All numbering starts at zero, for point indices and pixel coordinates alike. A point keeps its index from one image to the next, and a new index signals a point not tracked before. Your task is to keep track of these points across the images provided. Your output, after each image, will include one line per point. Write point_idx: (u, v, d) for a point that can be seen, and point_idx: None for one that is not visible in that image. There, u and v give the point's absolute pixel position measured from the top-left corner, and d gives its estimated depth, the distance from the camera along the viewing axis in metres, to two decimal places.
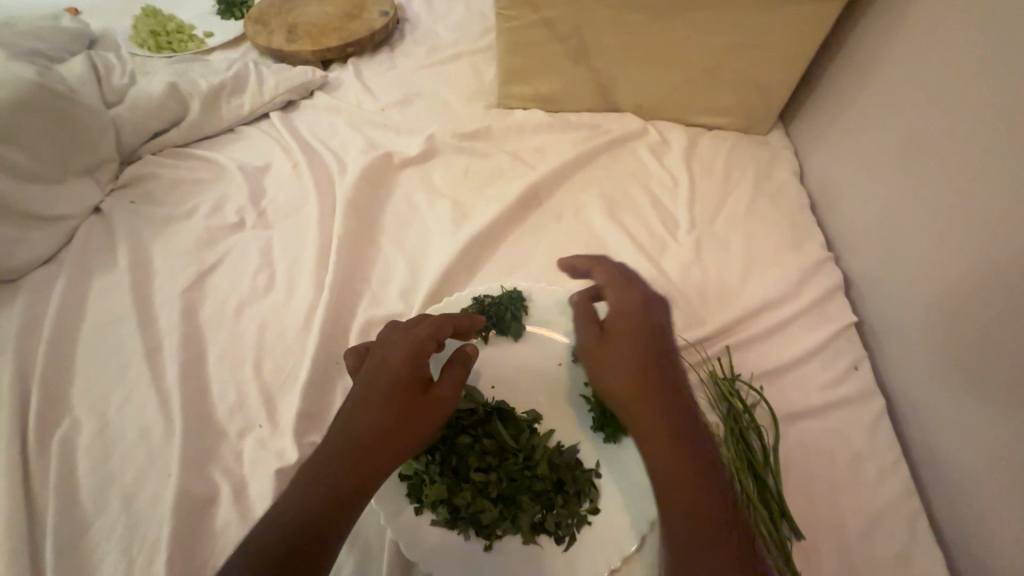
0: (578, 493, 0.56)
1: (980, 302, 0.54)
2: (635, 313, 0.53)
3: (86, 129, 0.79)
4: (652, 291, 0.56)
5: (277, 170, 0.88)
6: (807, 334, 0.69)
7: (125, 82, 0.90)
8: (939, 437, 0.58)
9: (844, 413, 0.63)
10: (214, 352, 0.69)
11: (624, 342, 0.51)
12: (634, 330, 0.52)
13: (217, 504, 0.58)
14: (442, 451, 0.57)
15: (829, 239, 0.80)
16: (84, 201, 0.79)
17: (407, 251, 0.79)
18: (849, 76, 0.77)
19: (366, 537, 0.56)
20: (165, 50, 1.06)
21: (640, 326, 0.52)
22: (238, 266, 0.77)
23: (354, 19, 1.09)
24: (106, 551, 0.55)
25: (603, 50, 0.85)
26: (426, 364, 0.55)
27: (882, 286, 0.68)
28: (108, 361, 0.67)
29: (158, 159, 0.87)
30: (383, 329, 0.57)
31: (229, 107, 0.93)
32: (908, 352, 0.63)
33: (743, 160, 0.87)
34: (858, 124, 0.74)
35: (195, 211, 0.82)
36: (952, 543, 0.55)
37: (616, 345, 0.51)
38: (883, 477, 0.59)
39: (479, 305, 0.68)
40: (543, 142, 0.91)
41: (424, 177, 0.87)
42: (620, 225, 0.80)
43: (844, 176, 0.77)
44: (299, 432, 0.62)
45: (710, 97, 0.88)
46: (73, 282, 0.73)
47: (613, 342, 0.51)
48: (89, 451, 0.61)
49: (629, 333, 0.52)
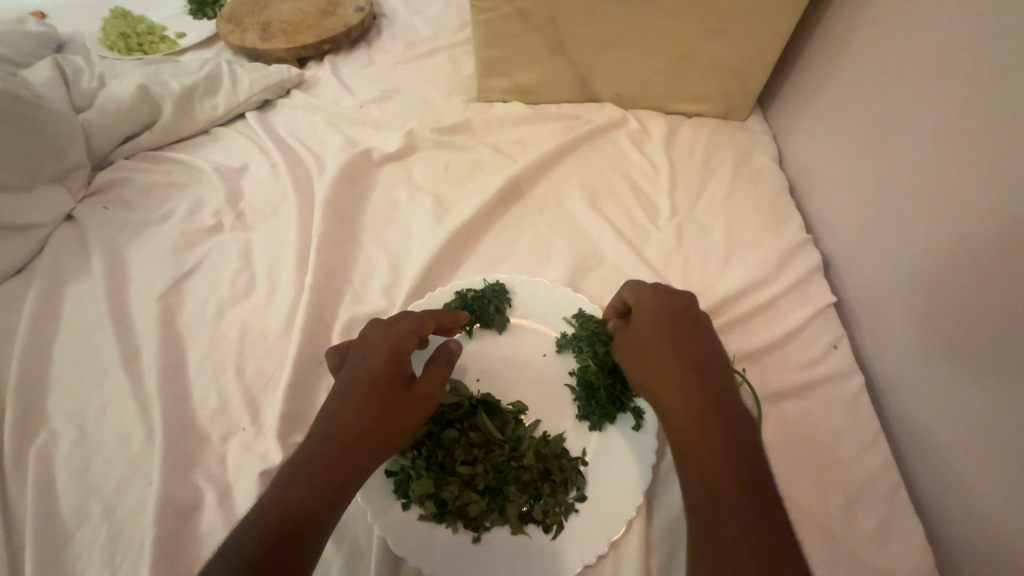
0: (565, 481, 0.56)
1: (954, 279, 0.55)
2: (653, 308, 0.56)
3: (55, 135, 0.77)
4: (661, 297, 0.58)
5: (255, 170, 0.86)
6: (788, 316, 0.70)
7: (93, 86, 0.88)
8: (917, 413, 0.59)
9: (825, 392, 0.63)
10: (195, 356, 0.68)
11: (647, 339, 0.54)
12: (653, 325, 0.55)
13: (201, 509, 0.57)
14: (428, 446, 0.57)
15: (808, 221, 0.81)
16: (55, 209, 0.77)
17: (389, 248, 0.78)
18: (824, 58, 0.77)
19: (353, 535, 0.55)
20: (136, 52, 1.04)
21: (661, 320, 0.55)
22: (216, 268, 0.76)
23: (329, 16, 1.08)
24: (89, 560, 0.54)
25: (580, 40, 0.84)
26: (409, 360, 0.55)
27: (859, 266, 0.69)
28: (86, 370, 0.66)
29: (131, 164, 0.85)
30: (365, 326, 0.57)
31: (204, 108, 0.92)
32: (886, 329, 0.64)
33: (722, 145, 0.88)
34: (833, 105, 0.75)
35: (171, 214, 0.81)
36: (932, 515, 0.56)
37: (639, 345, 0.55)
38: (864, 451, 0.59)
39: (461, 298, 0.68)
40: (524, 134, 0.91)
41: (405, 173, 0.86)
42: (602, 214, 0.80)
43: (821, 158, 0.78)
44: (284, 433, 0.61)
45: (687, 84, 0.88)
46: (46, 291, 0.71)
47: (639, 342, 0.55)
48: (69, 461, 0.60)
49: (652, 328, 0.55)
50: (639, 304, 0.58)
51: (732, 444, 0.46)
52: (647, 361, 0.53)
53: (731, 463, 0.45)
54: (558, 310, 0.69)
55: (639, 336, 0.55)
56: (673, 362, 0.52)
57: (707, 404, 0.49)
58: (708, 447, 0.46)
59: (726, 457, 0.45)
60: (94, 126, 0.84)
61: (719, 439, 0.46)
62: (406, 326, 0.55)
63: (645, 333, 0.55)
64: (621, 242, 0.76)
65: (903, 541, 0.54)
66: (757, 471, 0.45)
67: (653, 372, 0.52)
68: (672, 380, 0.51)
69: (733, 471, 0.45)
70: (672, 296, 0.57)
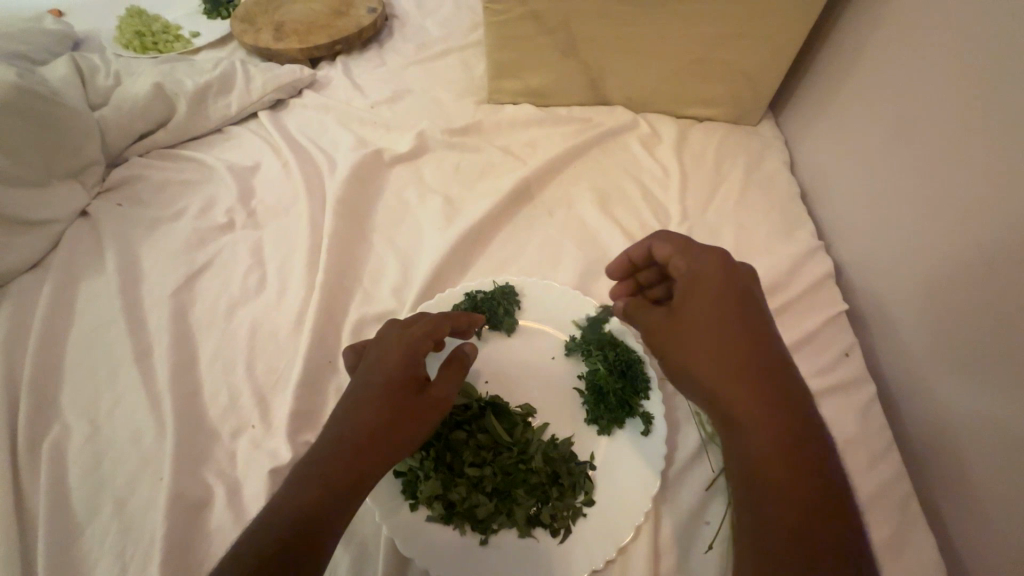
0: (572, 485, 0.56)
1: (968, 285, 0.54)
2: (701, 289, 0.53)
3: (71, 132, 0.78)
4: (714, 265, 0.54)
5: (267, 169, 0.87)
6: (799, 323, 0.69)
7: (109, 84, 0.89)
8: (930, 421, 0.59)
9: (835, 400, 0.63)
10: (206, 353, 0.68)
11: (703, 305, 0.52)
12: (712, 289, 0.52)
13: (211, 505, 0.58)
14: (436, 448, 0.57)
15: (819, 227, 0.80)
16: (69, 206, 0.78)
17: (399, 249, 0.78)
18: (838, 61, 0.76)
19: (362, 535, 0.56)
20: (151, 51, 1.05)
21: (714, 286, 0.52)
22: (227, 266, 0.76)
23: (342, 16, 1.08)
24: (99, 554, 0.55)
25: (592, 43, 0.84)
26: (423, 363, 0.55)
27: (872, 272, 0.69)
28: (98, 366, 0.67)
29: (145, 161, 0.86)
30: (383, 326, 0.57)
31: (217, 107, 0.93)
32: (898, 338, 0.64)
33: (734, 150, 0.87)
34: (847, 108, 0.74)
35: (184, 212, 0.81)
36: (946, 524, 0.56)
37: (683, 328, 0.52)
38: (875, 460, 0.59)
39: (471, 300, 0.68)
40: (535, 136, 0.91)
41: (415, 174, 0.87)
42: (612, 218, 0.80)
43: (833, 164, 0.77)
44: (293, 432, 0.62)
45: (699, 88, 0.88)
46: (61, 286, 0.72)
47: (690, 307, 0.52)
48: (80, 456, 0.60)
49: (707, 295, 0.52)
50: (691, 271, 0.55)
51: (790, 433, 0.45)
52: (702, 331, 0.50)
53: (789, 455, 0.44)
54: (568, 313, 0.69)
55: (693, 301, 0.52)
56: (731, 332, 0.49)
57: (752, 386, 0.47)
58: (756, 452, 0.44)
59: (784, 448, 0.44)
60: (110, 123, 0.85)
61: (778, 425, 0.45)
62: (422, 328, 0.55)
63: (700, 298, 0.52)
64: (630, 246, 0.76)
65: (915, 553, 0.54)
66: (809, 463, 0.44)
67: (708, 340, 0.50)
68: (730, 354, 0.48)
69: (790, 462, 0.43)
70: (717, 270, 0.53)
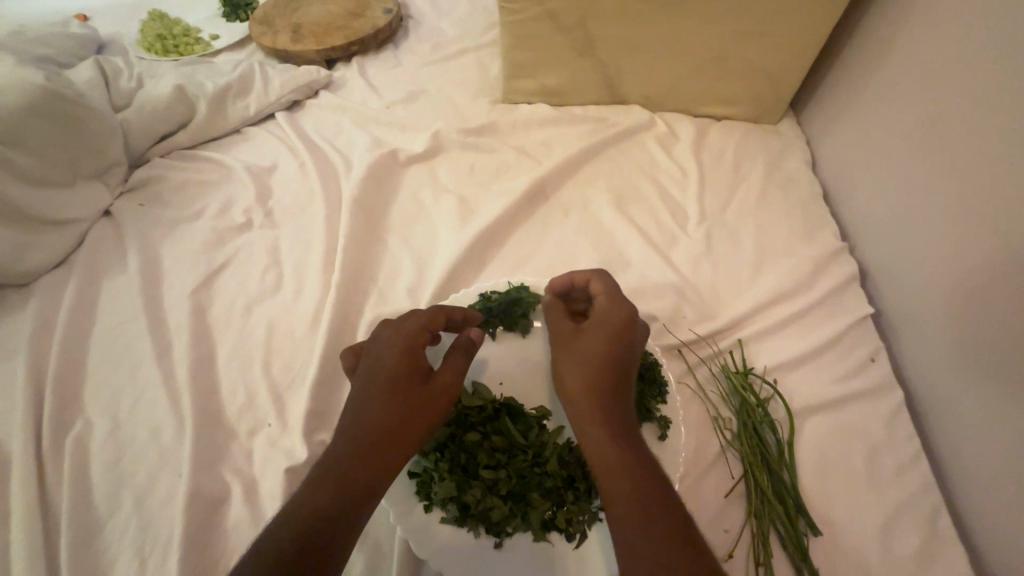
0: (588, 489, 0.56)
1: (1000, 290, 0.52)
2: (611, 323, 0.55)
3: (96, 134, 0.79)
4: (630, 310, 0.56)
5: (284, 170, 0.88)
6: (822, 326, 0.68)
7: (131, 86, 0.91)
8: (959, 430, 0.57)
9: (860, 406, 0.61)
10: (224, 352, 0.69)
11: (596, 331, 0.55)
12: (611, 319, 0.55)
13: (229, 503, 0.58)
14: (451, 449, 0.56)
15: (842, 228, 0.78)
16: (92, 206, 0.79)
17: (414, 249, 0.78)
18: (863, 59, 0.74)
19: (378, 535, 0.56)
20: (172, 53, 1.07)
21: (609, 317, 0.55)
22: (245, 265, 0.77)
23: (358, 17, 1.09)
24: (119, 549, 0.56)
25: (609, 42, 0.83)
26: (424, 355, 0.55)
27: (899, 275, 0.67)
28: (120, 363, 0.68)
29: (166, 162, 0.87)
30: (376, 327, 0.57)
31: (236, 108, 0.94)
32: (926, 343, 0.62)
33: (753, 150, 0.86)
34: (871, 107, 0.72)
35: (203, 212, 0.82)
36: (977, 535, 0.54)
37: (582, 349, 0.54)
38: (902, 469, 0.57)
39: (485, 301, 0.67)
40: (550, 136, 0.90)
41: (430, 174, 0.87)
42: (628, 218, 0.79)
43: (858, 163, 0.75)
44: (309, 431, 0.62)
45: (718, 87, 0.86)
46: (85, 284, 0.73)
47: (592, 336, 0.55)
48: (102, 451, 0.61)
49: (599, 328, 0.55)
50: (600, 305, 0.58)
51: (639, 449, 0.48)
52: (582, 354, 0.54)
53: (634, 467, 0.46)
54: None
55: (588, 329, 0.56)
56: (609, 358, 0.52)
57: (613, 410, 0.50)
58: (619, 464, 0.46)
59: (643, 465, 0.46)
60: (132, 125, 0.86)
61: (627, 441, 0.48)
62: (416, 321, 0.56)
63: (597, 325, 0.55)
64: (647, 248, 0.75)
65: (945, 566, 0.52)
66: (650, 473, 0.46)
67: (581, 363, 0.53)
68: (598, 373, 0.52)
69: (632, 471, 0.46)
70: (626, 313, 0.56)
